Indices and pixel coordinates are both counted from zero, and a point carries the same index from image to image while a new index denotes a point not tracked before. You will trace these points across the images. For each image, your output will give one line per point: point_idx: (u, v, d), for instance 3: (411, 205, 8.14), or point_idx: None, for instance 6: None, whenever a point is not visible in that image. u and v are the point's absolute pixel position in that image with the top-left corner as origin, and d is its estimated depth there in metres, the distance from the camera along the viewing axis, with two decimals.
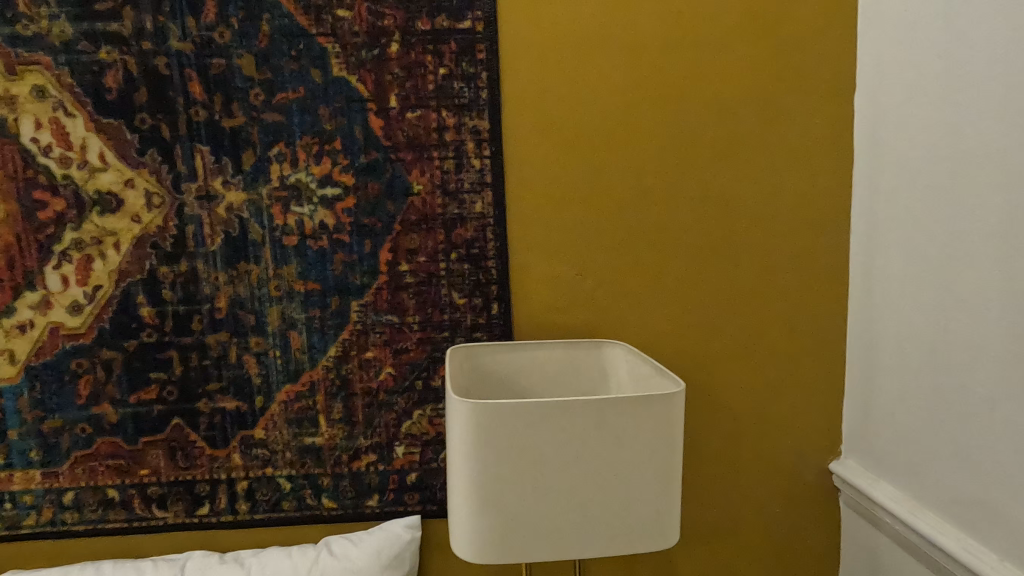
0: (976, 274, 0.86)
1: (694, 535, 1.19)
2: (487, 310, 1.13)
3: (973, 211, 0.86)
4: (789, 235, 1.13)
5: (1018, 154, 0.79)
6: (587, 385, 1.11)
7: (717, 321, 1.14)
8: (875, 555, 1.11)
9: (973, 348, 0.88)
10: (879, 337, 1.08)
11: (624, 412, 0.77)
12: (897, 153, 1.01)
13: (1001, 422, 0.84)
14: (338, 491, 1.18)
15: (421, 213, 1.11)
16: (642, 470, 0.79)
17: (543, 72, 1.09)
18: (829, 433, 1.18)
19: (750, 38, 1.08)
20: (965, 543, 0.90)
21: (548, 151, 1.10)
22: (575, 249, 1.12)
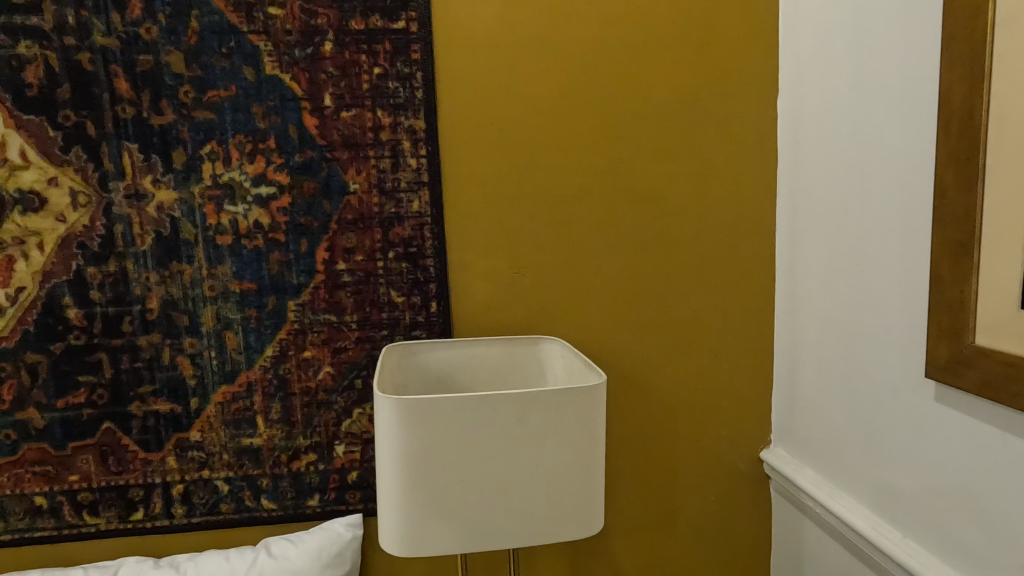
0: (880, 270, 0.92)
1: (631, 523, 1.23)
2: (426, 309, 1.14)
3: (877, 210, 0.91)
4: (719, 234, 1.17)
5: (912, 156, 0.84)
6: (525, 380, 1.14)
7: (650, 318, 1.18)
8: (800, 537, 1.17)
9: (877, 338, 0.93)
10: (801, 330, 1.13)
11: (545, 405, 0.79)
12: (814, 155, 1.06)
13: (900, 408, 0.90)
14: (277, 492, 1.17)
15: (357, 212, 1.11)
16: (565, 460, 0.81)
17: (479, 73, 1.10)
18: (759, 422, 1.23)
19: (680, 42, 1.12)
20: (873, 521, 0.96)
21: (484, 151, 1.12)
22: (512, 248, 1.15)
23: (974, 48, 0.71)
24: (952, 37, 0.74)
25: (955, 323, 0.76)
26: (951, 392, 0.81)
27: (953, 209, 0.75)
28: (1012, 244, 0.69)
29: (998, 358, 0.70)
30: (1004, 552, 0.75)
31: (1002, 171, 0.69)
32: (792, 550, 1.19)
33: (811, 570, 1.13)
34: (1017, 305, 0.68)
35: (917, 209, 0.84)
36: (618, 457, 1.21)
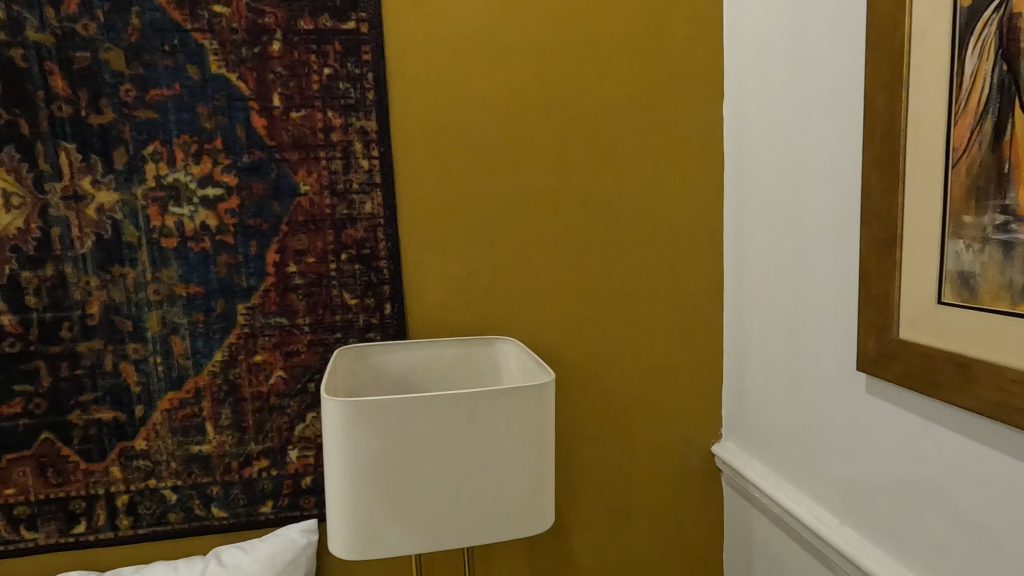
0: (817, 268, 0.96)
1: (586, 521, 1.25)
2: (380, 310, 1.14)
3: (813, 211, 0.96)
4: (670, 233, 1.20)
5: (844, 159, 0.88)
6: (480, 380, 1.14)
7: (604, 317, 1.20)
8: (749, 527, 1.20)
9: (815, 333, 0.97)
10: (747, 327, 1.17)
11: (493, 404, 0.80)
12: (757, 157, 1.10)
13: (835, 400, 0.94)
14: (228, 500, 1.15)
15: (308, 214, 1.10)
16: (514, 459, 0.82)
17: (430, 74, 1.11)
18: (710, 417, 1.27)
19: (629, 47, 1.14)
20: (814, 509, 0.99)
21: (436, 151, 1.12)
22: (467, 249, 1.15)
23: (893, 58, 0.74)
24: (875, 48, 0.77)
25: (882, 318, 0.79)
26: (880, 384, 0.84)
27: (877, 211, 0.79)
28: (929, 242, 0.72)
29: (919, 351, 0.74)
30: (926, 535, 0.79)
31: (920, 174, 0.73)
32: (743, 540, 1.23)
33: (759, 559, 1.17)
34: (934, 300, 0.72)
35: (848, 210, 0.88)
36: (573, 455, 1.23)
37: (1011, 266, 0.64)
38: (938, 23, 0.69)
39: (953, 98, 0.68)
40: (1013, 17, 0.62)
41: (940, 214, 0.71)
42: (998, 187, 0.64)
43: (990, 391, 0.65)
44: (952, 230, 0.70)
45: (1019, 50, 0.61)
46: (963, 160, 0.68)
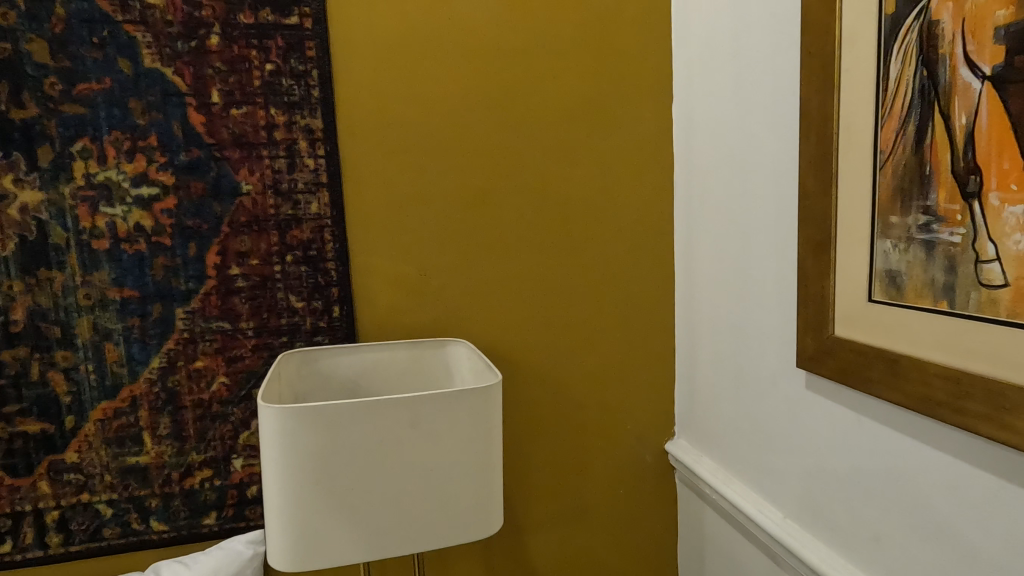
0: (761, 267, 0.97)
1: (542, 522, 1.25)
2: (328, 313, 1.11)
3: (756, 211, 0.98)
4: (623, 234, 1.21)
5: (784, 160, 0.90)
6: (432, 383, 1.13)
7: (557, 315, 1.20)
8: (701, 522, 1.22)
9: (759, 330, 0.99)
10: (697, 326, 1.19)
11: (436, 408, 0.79)
12: (704, 158, 1.12)
13: (778, 396, 0.96)
14: (168, 512, 1.10)
15: (251, 214, 1.07)
16: (458, 463, 0.81)
17: (377, 71, 1.08)
18: (664, 415, 1.28)
19: (578, 48, 1.15)
20: (760, 504, 1.01)
21: (385, 150, 1.10)
22: (418, 248, 1.13)
23: (825, 63, 0.77)
24: (809, 53, 0.79)
25: (819, 316, 0.81)
26: (819, 380, 0.86)
27: (813, 211, 0.81)
28: (861, 242, 0.74)
29: (852, 348, 0.76)
30: (861, 527, 0.81)
31: (851, 176, 0.75)
32: (695, 536, 1.25)
33: (711, 554, 1.19)
34: (866, 298, 0.74)
35: (788, 210, 0.90)
36: (528, 456, 1.22)
37: (933, 265, 0.66)
38: (865, 29, 0.71)
39: (880, 102, 0.70)
40: (933, 25, 0.63)
41: (870, 215, 0.73)
42: (921, 189, 0.66)
43: (917, 386, 0.67)
44: (881, 230, 0.72)
45: (938, 57, 0.63)
46: (889, 162, 0.70)
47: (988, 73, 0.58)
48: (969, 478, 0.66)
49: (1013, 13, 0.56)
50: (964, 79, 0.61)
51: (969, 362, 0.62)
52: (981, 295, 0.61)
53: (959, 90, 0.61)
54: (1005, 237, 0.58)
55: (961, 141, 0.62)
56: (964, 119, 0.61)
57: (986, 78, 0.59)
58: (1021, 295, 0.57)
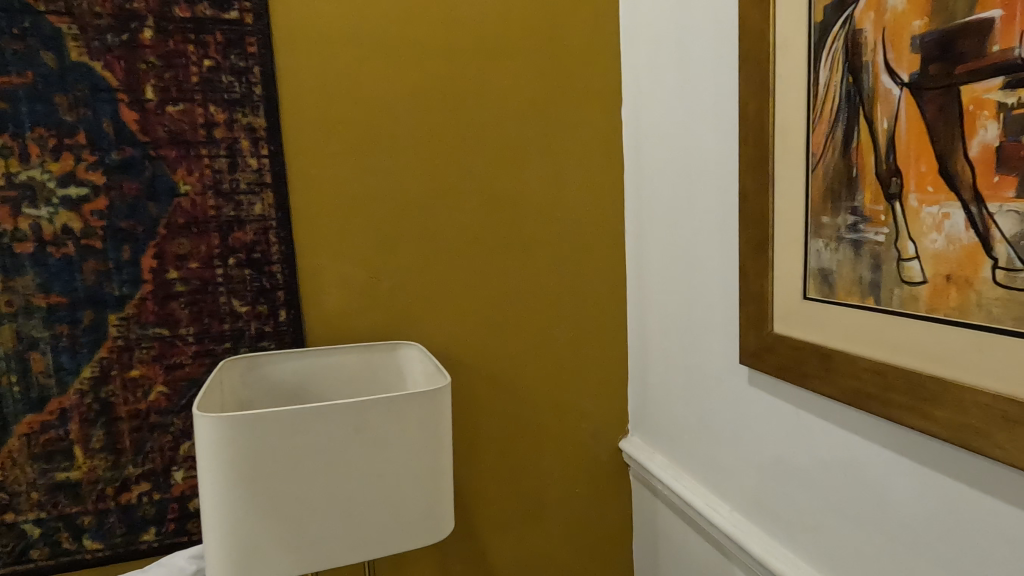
0: (707, 266, 1.00)
1: (497, 524, 1.25)
2: (274, 318, 1.08)
3: (701, 212, 1.00)
4: (574, 235, 1.22)
5: (727, 161, 0.92)
6: (383, 386, 1.11)
7: (509, 315, 1.20)
8: (654, 518, 1.24)
9: (706, 328, 1.01)
10: (648, 324, 1.20)
11: (382, 413, 0.77)
12: (652, 160, 1.13)
13: (723, 392, 0.98)
14: (103, 530, 1.04)
15: (190, 215, 1.02)
16: (406, 468, 0.79)
17: (321, 69, 1.06)
18: (618, 413, 1.30)
19: (527, 50, 1.15)
20: (709, 498, 1.03)
21: (331, 149, 1.08)
22: (366, 249, 1.11)
23: (762, 68, 0.79)
24: (747, 58, 0.81)
25: (759, 313, 0.84)
26: (761, 376, 0.89)
27: (753, 212, 0.83)
28: (796, 242, 0.77)
29: (790, 344, 0.79)
30: (801, 517, 0.84)
31: (786, 178, 0.78)
32: (649, 531, 1.26)
33: (664, 549, 1.20)
34: (801, 296, 0.77)
35: (730, 211, 0.92)
36: (482, 457, 1.22)
37: (861, 263, 0.68)
38: (797, 37, 0.74)
39: (812, 106, 0.73)
40: (857, 33, 0.66)
41: (804, 216, 0.75)
42: (848, 190, 0.69)
43: (849, 379, 0.70)
44: (814, 229, 0.74)
45: (862, 64, 0.66)
46: (820, 165, 0.72)
47: (907, 81, 0.61)
48: (895, 467, 0.69)
49: (927, 23, 0.59)
50: (885, 85, 0.64)
51: (894, 356, 0.65)
52: (903, 292, 0.64)
53: (880, 96, 0.64)
54: (923, 237, 0.61)
55: (884, 145, 0.64)
56: (885, 123, 0.64)
57: (905, 85, 0.61)
58: (938, 291, 0.60)
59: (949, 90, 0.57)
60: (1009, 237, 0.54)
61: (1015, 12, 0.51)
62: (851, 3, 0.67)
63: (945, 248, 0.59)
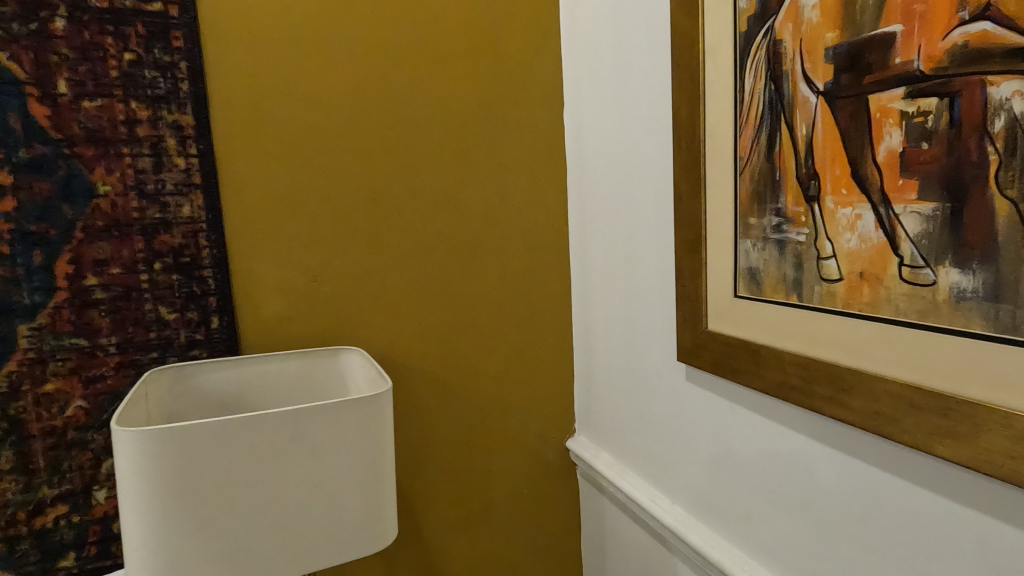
0: (646, 266, 1.02)
1: (445, 529, 1.23)
2: (206, 325, 1.03)
3: (639, 213, 1.02)
4: (518, 236, 1.22)
5: (662, 164, 0.95)
6: (323, 394, 1.07)
7: (453, 318, 1.19)
8: (600, 515, 1.26)
9: (647, 326, 1.04)
10: (592, 325, 1.22)
11: (319, 421, 0.75)
12: (593, 162, 1.15)
13: (663, 389, 1.01)
14: (14, 558, 0.96)
15: (110, 218, 0.96)
16: (346, 477, 0.77)
17: (254, 66, 1.02)
18: (564, 413, 1.31)
19: (468, 52, 1.15)
20: (652, 493, 1.06)
21: (264, 148, 1.04)
22: (304, 252, 1.08)
23: (693, 74, 0.82)
24: (679, 66, 0.84)
25: (694, 312, 0.87)
26: (697, 372, 0.92)
27: (687, 213, 0.86)
28: (726, 242, 0.80)
29: (722, 341, 0.82)
30: (736, 506, 0.87)
31: (717, 181, 0.81)
32: (596, 529, 1.28)
33: (610, 546, 1.22)
34: (732, 294, 0.80)
35: (666, 213, 0.95)
36: (428, 462, 1.20)
37: (785, 262, 0.72)
38: (724, 46, 0.77)
39: (738, 112, 0.76)
40: (777, 44, 0.70)
41: (734, 217, 0.79)
42: (773, 193, 0.72)
43: (776, 373, 0.73)
44: (742, 230, 0.77)
45: (782, 73, 0.69)
46: (747, 168, 0.76)
47: (822, 89, 0.65)
48: (818, 455, 0.73)
49: (839, 35, 0.62)
50: (803, 94, 0.67)
51: (816, 349, 0.68)
52: (823, 288, 0.67)
53: (799, 103, 0.68)
54: (839, 236, 0.65)
55: (803, 149, 0.68)
56: (804, 129, 0.67)
57: (821, 93, 0.65)
58: (853, 287, 0.64)
59: (859, 99, 0.61)
60: (912, 237, 0.58)
61: (913, 27, 0.55)
62: (771, 15, 0.70)
63: (858, 247, 0.63)
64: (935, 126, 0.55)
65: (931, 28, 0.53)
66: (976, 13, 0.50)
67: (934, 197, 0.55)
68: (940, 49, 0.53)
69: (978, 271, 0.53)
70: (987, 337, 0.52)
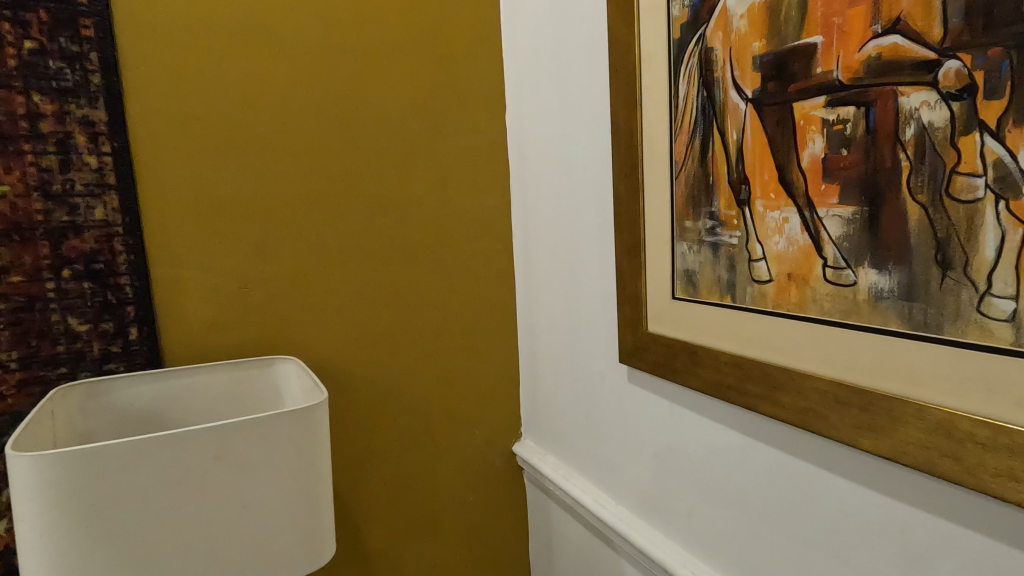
0: (588, 268, 1.03)
1: (389, 541, 1.20)
2: (123, 336, 0.96)
3: (581, 216, 1.03)
4: (462, 238, 1.20)
5: (602, 167, 0.96)
6: (255, 406, 1.02)
7: (395, 324, 1.16)
8: (547, 519, 1.25)
9: (590, 328, 1.04)
10: (536, 328, 1.22)
11: (246, 437, 0.71)
12: (536, 165, 1.15)
13: (606, 390, 1.02)
14: None
15: (9, 221, 0.87)
16: (277, 495, 0.73)
17: (176, 60, 0.96)
18: (510, 417, 1.30)
19: (407, 51, 1.12)
20: (597, 495, 1.06)
21: (188, 148, 0.98)
22: (233, 257, 1.02)
23: (630, 80, 0.83)
24: (616, 71, 0.85)
25: (635, 314, 0.88)
26: (639, 373, 0.93)
27: (627, 216, 0.87)
28: (664, 244, 0.82)
29: (662, 342, 0.83)
30: (678, 504, 0.89)
31: (654, 185, 0.82)
32: (543, 533, 1.28)
33: (558, 549, 1.22)
34: (670, 296, 0.81)
35: (607, 215, 0.96)
36: (370, 473, 1.17)
37: (719, 264, 0.73)
38: (658, 52, 0.79)
39: (673, 117, 0.78)
40: (708, 51, 0.71)
41: (671, 220, 0.80)
42: (707, 197, 0.74)
43: (712, 372, 0.75)
44: (679, 233, 0.79)
45: (714, 80, 0.71)
46: (682, 172, 0.77)
47: (751, 96, 0.67)
48: (753, 451, 0.75)
49: (765, 45, 0.64)
50: (733, 101, 0.69)
51: (749, 348, 0.70)
52: (754, 289, 0.69)
53: (730, 109, 0.69)
54: (768, 239, 0.67)
55: (734, 154, 0.70)
56: (735, 135, 0.69)
57: (749, 100, 0.67)
58: (782, 288, 0.66)
59: (785, 106, 0.63)
60: (835, 239, 0.60)
61: (832, 39, 0.57)
62: (703, 23, 0.72)
63: (786, 249, 0.65)
64: (853, 134, 0.57)
65: (848, 40, 0.56)
66: (887, 27, 0.53)
67: (853, 201, 0.58)
68: (857, 60, 0.56)
69: (893, 271, 0.55)
70: (903, 334, 0.55)
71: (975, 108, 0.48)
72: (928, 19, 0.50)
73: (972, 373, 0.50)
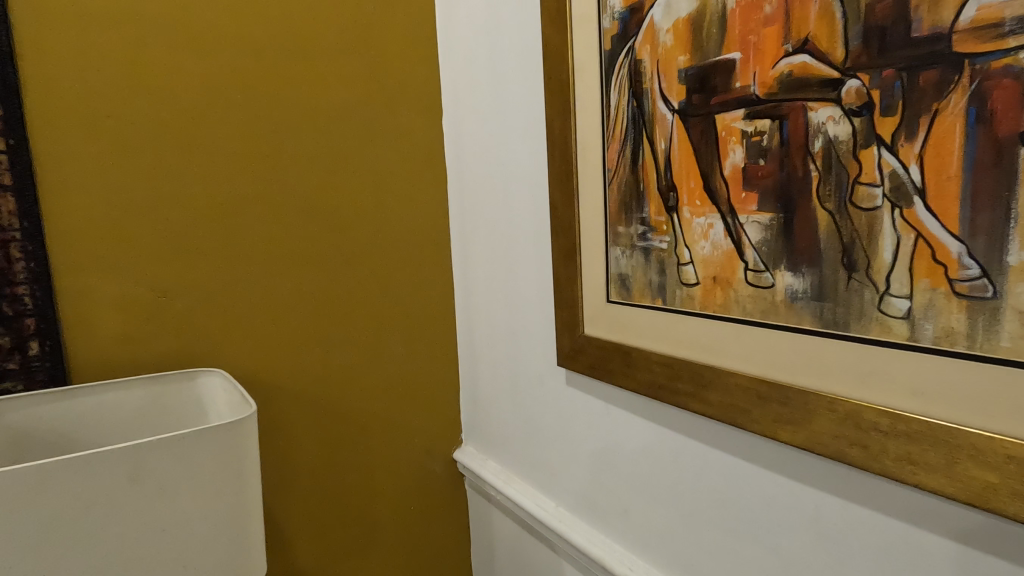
0: (525, 272, 1.04)
1: (324, 557, 1.16)
2: (21, 352, 0.87)
3: (518, 221, 1.04)
4: (398, 243, 1.19)
5: (538, 173, 0.97)
6: (176, 422, 0.96)
7: (329, 332, 1.12)
8: (488, 524, 1.25)
9: (529, 331, 1.05)
10: (475, 333, 1.22)
11: (165, 456, 0.66)
12: (472, 170, 1.15)
13: (545, 393, 1.03)
14: None
15: None
16: (201, 516, 0.69)
17: (84, 53, 0.90)
18: (450, 423, 1.29)
19: (339, 52, 1.10)
20: (538, 498, 1.07)
21: (100, 148, 0.92)
22: (152, 265, 0.96)
23: (563, 88, 0.85)
24: (551, 79, 0.87)
25: (572, 317, 0.89)
26: (577, 375, 0.94)
27: (563, 222, 0.89)
28: (598, 249, 0.84)
29: (598, 344, 0.85)
30: (616, 503, 0.91)
31: (588, 192, 0.84)
32: (484, 539, 1.27)
33: (500, 554, 1.22)
34: (605, 299, 0.84)
35: (543, 220, 0.97)
36: (303, 487, 1.12)
37: (650, 268, 0.76)
38: (590, 62, 0.81)
39: (606, 126, 0.80)
40: (637, 63, 0.74)
41: (604, 225, 0.82)
42: (638, 203, 0.77)
43: (645, 373, 0.78)
44: (612, 238, 0.81)
45: (643, 90, 0.74)
46: (615, 179, 0.79)
47: (676, 107, 0.70)
48: (684, 447, 0.78)
49: (689, 59, 0.67)
50: (661, 111, 0.72)
51: (678, 348, 0.73)
52: (683, 292, 0.72)
53: (658, 119, 0.72)
54: (695, 244, 0.70)
55: (662, 162, 0.73)
56: (663, 143, 0.72)
57: (675, 111, 0.70)
58: (708, 291, 0.69)
59: (708, 118, 0.66)
60: (754, 244, 0.64)
61: (749, 55, 0.61)
62: (632, 36, 0.74)
63: (711, 253, 0.68)
64: (769, 145, 0.61)
65: (763, 57, 0.60)
66: (797, 46, 0.57)
67: (770, 208, 0.62)
68: (771, 77, 0.59)
69: (806, 274, 0.59)
70: (816, 332, 0.59)
71: (873, 124, 0.52)
72: (832, 40, 0.54)
73: (873, 366, 0.55)
